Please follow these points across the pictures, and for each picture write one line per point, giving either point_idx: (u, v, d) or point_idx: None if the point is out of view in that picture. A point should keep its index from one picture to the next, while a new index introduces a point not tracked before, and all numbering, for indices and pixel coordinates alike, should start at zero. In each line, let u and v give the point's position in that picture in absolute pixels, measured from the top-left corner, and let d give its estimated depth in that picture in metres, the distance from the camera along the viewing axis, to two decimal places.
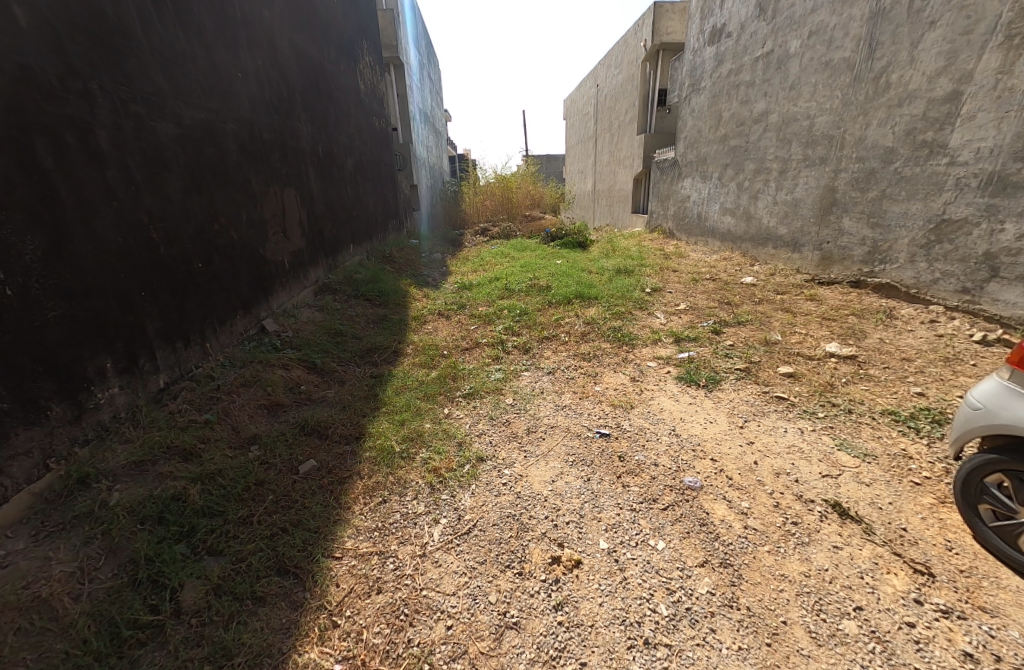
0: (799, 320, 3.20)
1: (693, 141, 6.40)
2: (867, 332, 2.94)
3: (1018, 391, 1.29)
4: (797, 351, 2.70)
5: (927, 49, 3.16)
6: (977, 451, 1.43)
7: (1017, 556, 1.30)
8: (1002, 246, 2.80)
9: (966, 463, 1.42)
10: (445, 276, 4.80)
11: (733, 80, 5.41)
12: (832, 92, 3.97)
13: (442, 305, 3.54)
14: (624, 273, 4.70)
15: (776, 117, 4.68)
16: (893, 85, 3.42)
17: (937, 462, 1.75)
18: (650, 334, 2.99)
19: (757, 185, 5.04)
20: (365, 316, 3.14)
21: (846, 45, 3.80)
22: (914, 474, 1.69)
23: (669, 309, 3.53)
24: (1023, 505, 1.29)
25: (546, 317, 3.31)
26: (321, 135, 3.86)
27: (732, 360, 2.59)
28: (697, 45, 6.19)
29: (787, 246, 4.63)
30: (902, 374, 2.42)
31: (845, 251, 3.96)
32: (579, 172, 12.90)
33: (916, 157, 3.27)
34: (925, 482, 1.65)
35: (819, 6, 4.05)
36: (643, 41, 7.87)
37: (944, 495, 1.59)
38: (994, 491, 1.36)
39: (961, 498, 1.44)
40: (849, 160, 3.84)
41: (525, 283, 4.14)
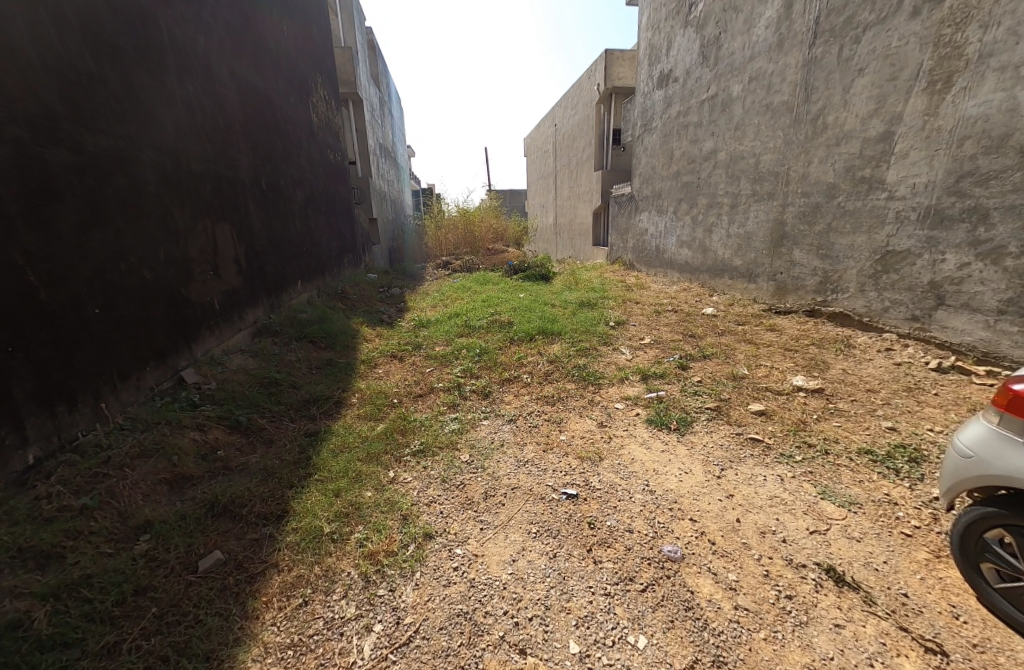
0: (762, 351, 3.16)
1: (648, 177, 6.60)
2: (829, 363, 2.91)
3: (1010, 438, 1.19)
4: (764, 385, 2.61)
5: (857, 93, 3.35)
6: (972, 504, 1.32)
7: None
8: (945, 275, 2.88)
9: (964, 515, 1.30)
10: (402, 312, 4.55)
11: (682, 120, 5.66)
12: (774, 133, 4.15)
13: (394, 346, 3.28)
14: (587, 306, 4.62)
15: (725, 155, 4.86)
16: (830, 126, 3.59)
17: (923, 508, 1.64)
18: (616, 372, 2.85)
19: (711, 218, 5.17)
20: (306, 361, 2.84)
21: (785, 89, 4.01)
22: (903, 524, 1.56)
23: (634, 343, 3.43)
24: None
25: (507, 356, 3.12)
26: (266, 168, 3.62)
27: (702, 399, 2.47)
28: (647, 89, 6.50)
29: (743, 277, 4.71)
30: (869, 407, 2.36)
31: (798, 282, 4.04)
32: (540, 207, 13.18)
33: (857, 192, 3.41)
34: (916, 534, 1.52)
35: (757, 54, 4.30)
36: (596, 84, 8.25)
37: (938, 549, 1.46)
38: (996, 548, 1.24)
39: (960, 555, 1.32)
40: (795, 194, 3.97)
41: (486, 320, 3.96)
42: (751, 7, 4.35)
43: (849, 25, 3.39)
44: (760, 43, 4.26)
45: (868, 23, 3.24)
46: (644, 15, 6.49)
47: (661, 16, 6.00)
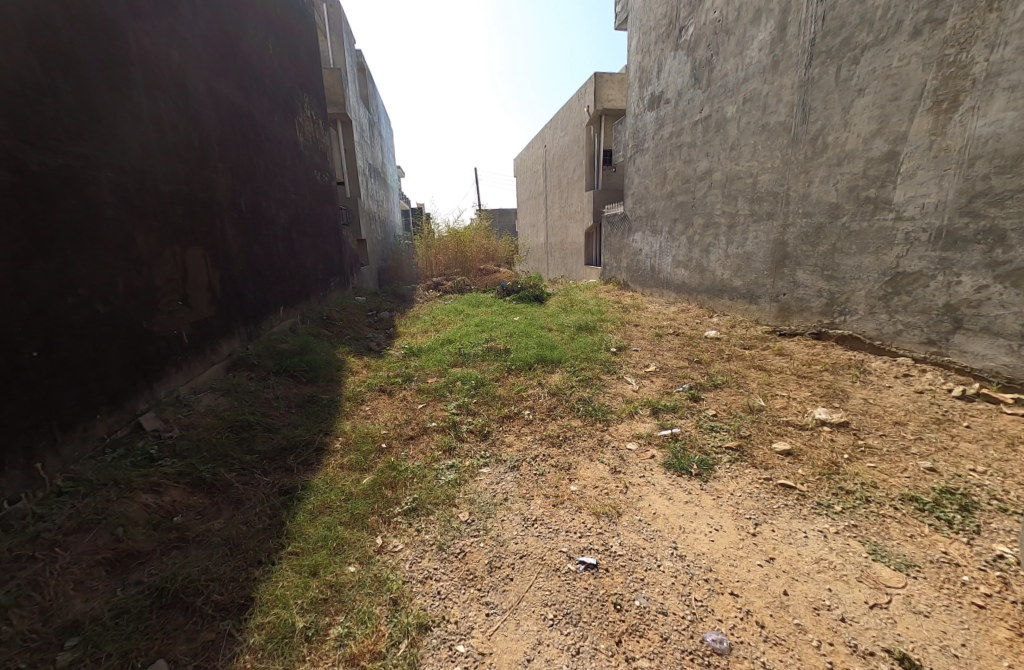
0: (775, 379, 2.99)
1: (641, 197, 6.55)
2: (847, 392, 2.74)
3: None
4: (785, 419, 2.42)
5: (858, 113, 3.29)
6: None
7: None
8: (961, 298, 2.75)
9: None
10: (391, 339, 4.30)
11: (675, 141, 5.62)
12: (772, 153, 4.08)
13: (381, 378, 3.03)
14: (586, 330, 4.43)
15: (720, 174, 4.80)
16: (830, 146, 3.52)
17: (990, 571, 1.43)
18: (624, 405, 2.64)
19: (708, 238, 5.08)
20: (284, 400, 2.57)
21: (781, 110, 3.96)
22: (973, 593, 1.35)
23: (639, 371, 3.23)
24: None
25: (505, 388, 2.89)
26: (247, 189, 3.41)
27: (721, 436, 2.27)
28: (638, 110, 6.50)
29: (744, 298, 4.58)
30: (901, 443, 2.17)
31: (802, 303, 3.90)
32: (531, 227, 13.15)
33: (862, 212, 3.31)
34: (990, 606, 1.31)
35: (751, 75, 4.27)
36: (586, 107, 8.30)
37: (1021, 626, 1.25)
38: None
39: None
40: (796, 215, 3.88)
41: (480, 346, 3.73)
42: (743, 30, 4.35)
43: (846, 46, 3.35)
44: (754, 65, 4.24)
45: (867, 44, 3.20)
46: (633, 39, 6.54)
47: (651, 40, 6.04)
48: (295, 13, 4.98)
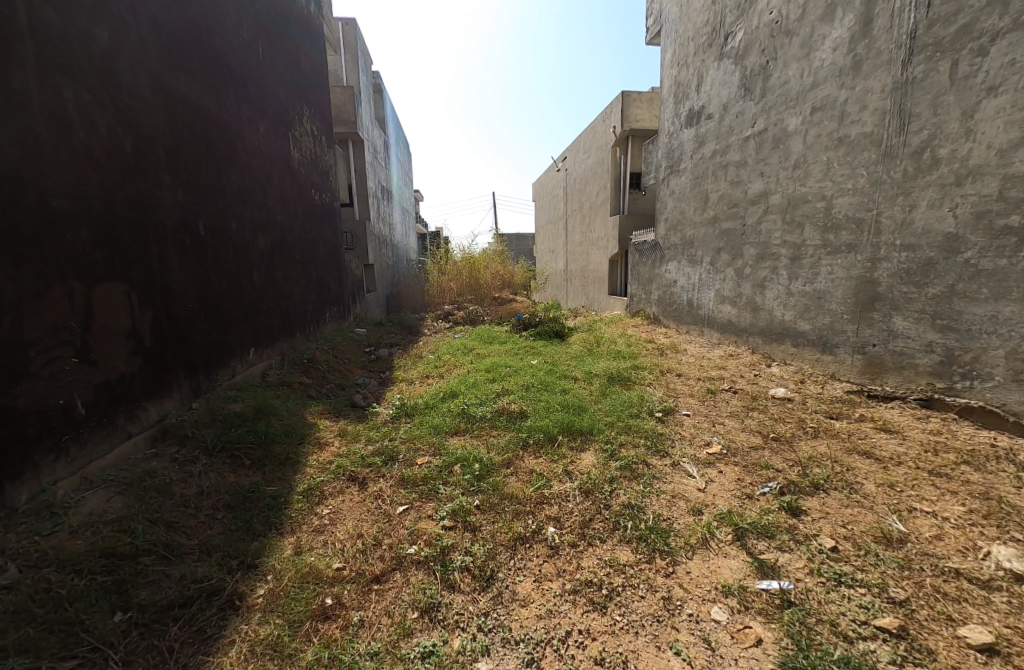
0: (899, 476, 2.13)
1: (676, 222, 5.82)
2: (1021, 508, 1.86)
3: None
4: (951, 565, 1.56)
5: (988, 119, 2.46)
6: None
7: None
8: None
9: None
10: (382, 388, 3.55)
11: (719, 160, 4.90)
12: (852, 171, 3.29)
13: (352, 459, 2.26)
14: (619, 382, 3.64)
15: (780, 197, 4.03)
16: (944, 160, 2.68)
17: None
18: (692, 522, 1.81)
19: (762, 272, 4.29)
20: (208, 499, 1.84)
21: (867, 119, 3.17)
22: None
23: (699, 454, 2.39)
24: None
25: (520, 480, 2.09)
26: (207, 207, 2.79)
27: (862, 599, 1.42)
28: (673, 128, 5.84)
29: (814, 346, 3.73)
30: None
31: (901, 359, 3.02)
32: (550, 252, 12.51)
33: (1000, 247, 2.44)
34: None
35: (823, 80, 3.53)
36: (612, 127, 7.70)
37: None
38: None
39: None
40: (891, 247, 3.04)
41: (489, 407, 2.95)
42: (811, 28, 3.64)
43: (965, 34, 2.55)
44: (826, 68, 3.50)
45: (1000, 29, 2.40)
46: (669, 51, 5.94)
47: (690, 51, 5.41)
48: (297, 21, 4.52)
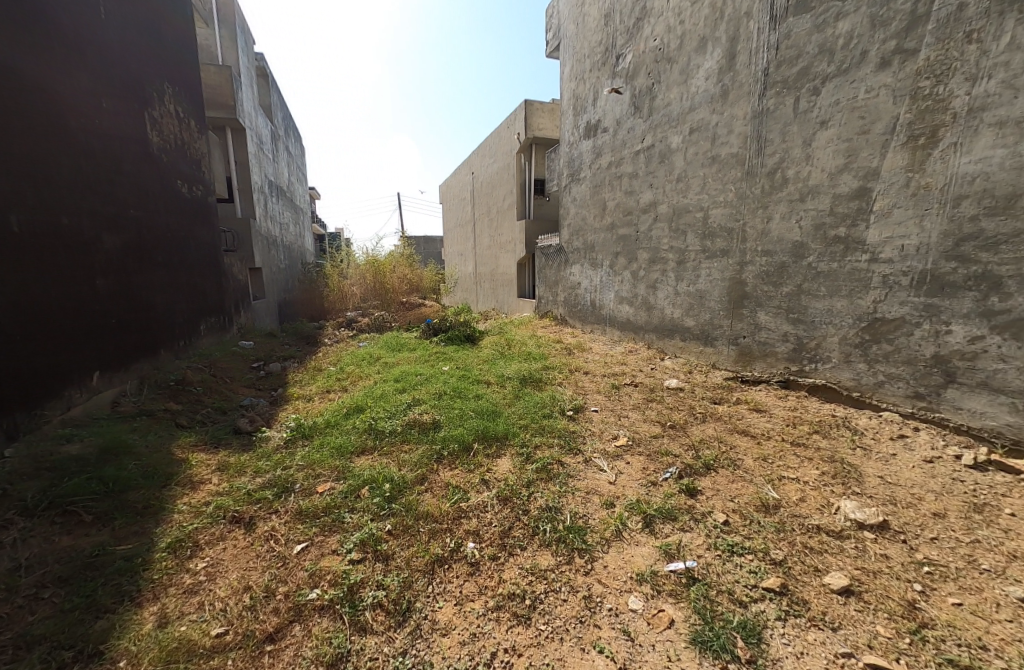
0: (771, 450, 2.45)
1: (578, 227, 6.13)
2: (858, 467, 2.24)
3: None
4: (814, 522, 1.82)
5: (821, 147, 2.95)
6: None
7: None
8: (952, 349, 2.38)
9: None
10: (274, 408, 3.15)
11: (614, 171, 5.27)
12: (724, 186, 3.74)
13: (235, 497, 1.95)
14: (531, 383, 3.69)
15: (666, 207, 4.44)
16: (791, 180, 3.16)
17: None
18: (606, 516, 1.87)
19: (654, 274, 4.69)
20: (29, 576, 1.44)
21: (733, 141, 3.63)
22: None
23: (609, 448, 2.51)
24: None
25: (436, 496, 1.98)
26: (24, 198, 2.22)
27: (752, 565, 1.59)
28: (573, 138, 6.14)
29: (698, 339, 4.18)
30: (965, 553, 1.64)
31: (765, 348, 3.50)
32: (458, 255, 12.41)
33: (831, 253, 2.94)
34: None
35: (698, 104, 3.97)
36: (516, 133, 7.87)
37: None
38: None
39: None
40: (754, 253, 3.51)
41: (400, 420, 2.77)
42: (687, 57, 4.06)
43: (804, 75, 3.04)
44: (700, 94, 3.94)
45: (828, 74, 2.89)
46: (567, 65, 6.25)
47: (587, 67, 5.73)
48: None
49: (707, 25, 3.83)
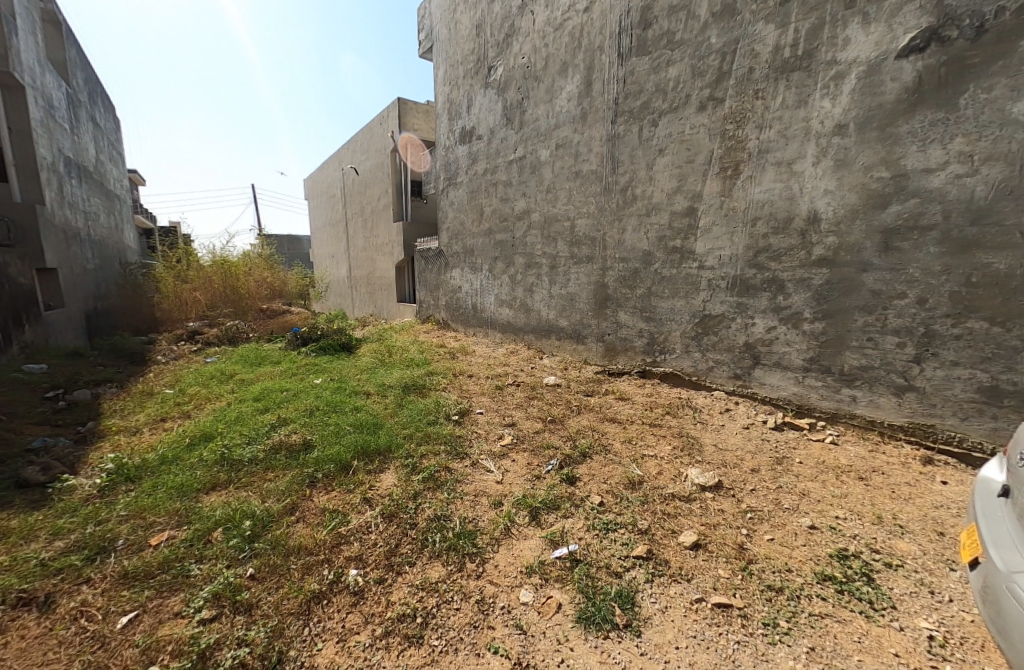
0: (634, 433, 2.78)
1: (456, 232, 6.16)
2: (698, 439, 2.68)
3: None
4: (669, 491, 2.11)
5: (660, 171, 3.44)
6: None
7: None
8: (757, 337, 2.98)
9: None
10: (83, 447, 2.49)
11: (489, 178, 5.41)
12: (586, 199, 4.12)
13: (22, 572, 1.49)
14: (415, 390, 3.58)
15: (538, 215, 4.72)
16: (639, 197, 3.63)
17: (937, 662, 1.27)
18: (494, 516, 1.90)
19: (530, 278, 4.95)
20: None
21: (592, 159, 4.02)
22: None
23: (495, 448, 2.56)
24: None
25: (310, 526, 1.79)
26: None
27: (623, 538, 1.77)
28: (448, 142, 6.15)
29: (570, 338, 4.53)
30: (772, 497, 2.07)
31: (626, 343, 3.96)
32: (329, 257, 11.45)
33: (670, 261, 3.45)
34: None
35: (562, 123, 4.30)
36: (389, 131, 7.59)
37: None
38: None
39: None
40: (613, 259, 3.94)
41: (262, 444, 2.44)
42: (551, 79, 4.37)
43: (645, 109, 3.51)
44: (563, 114, 4.28)
45: (662, 110, 3.39)
46: (439, 69, 6.23)
47: (459, 73, 5.78)
48: None
49: (567, 52, 4.17)
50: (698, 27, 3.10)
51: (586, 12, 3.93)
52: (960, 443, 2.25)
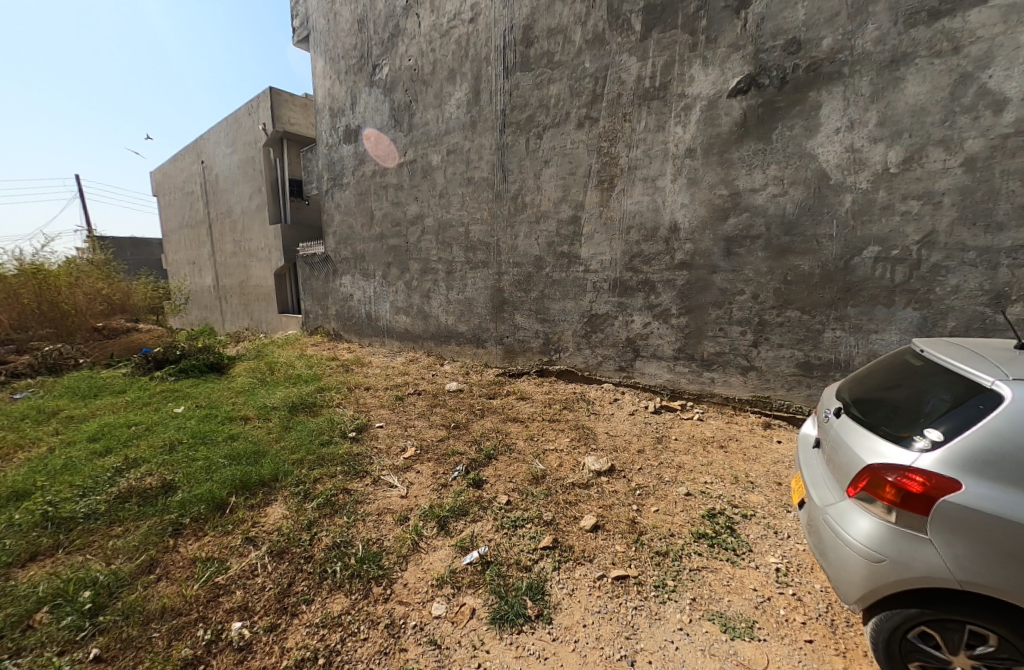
0: (535, 430, 2.90)
1: (345, 236, 5.80)
2: (593, 429, 2.90)
3: (913, 535, 1.07)
4: (570, 481, 2.25)
5: (546, 181, 3.66)
6: (870, 605, 1.19)
7: None
8: (636, 333, 3.34)
9: (876, 620, 1.17)
10: None
11: (378, 180, 5.21)
12: (479, 205, 4.20)
13: None
14: (304, 409, 3.27)
15: (432, 220, 4.68)
16: (528, 205, 3.81)
17: (781, 588, 1.55)
18: (400, 533, 1.83)
19: (426, 284, 4.87)
20: None
21: (483, 166, 4.12)
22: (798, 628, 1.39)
23: (397, 462, 2.46)
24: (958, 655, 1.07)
25: (177, 583, 1.53)
26: None
27: (530, 532, 1.84)
28: (331, 140, 5.77)
29: (470, 342, 4.56)
30: (656, 473, 2.33)
31: (523, 345, 4.11)
32: (188, 264, 9.89)
33: (560, 265, 3.68)
34: (814, 635, 1.37)
35: (452, 129, 4.32)
36: (260, 124, 6.85)
37: (848, 644, 1.34)
38: (924, 648, 1.11)
39: (888, 660, 1.16)
40: (508, 264, 4.07)
41: (104, 494, 2.01)
42: (439, 84, 4.37)
43: (530, 122, 3.71)
44: (453, 120, 4.31)
45: (545, 124, 3.61)
46: (318, 62, 5.82)
47: (340, 68, 5.47)
48: None
49: (454, 59, 4.21)
50: (574, 51, 3.38)
51: (471, 23, 4.01)
52: (788, 408, 2.79)
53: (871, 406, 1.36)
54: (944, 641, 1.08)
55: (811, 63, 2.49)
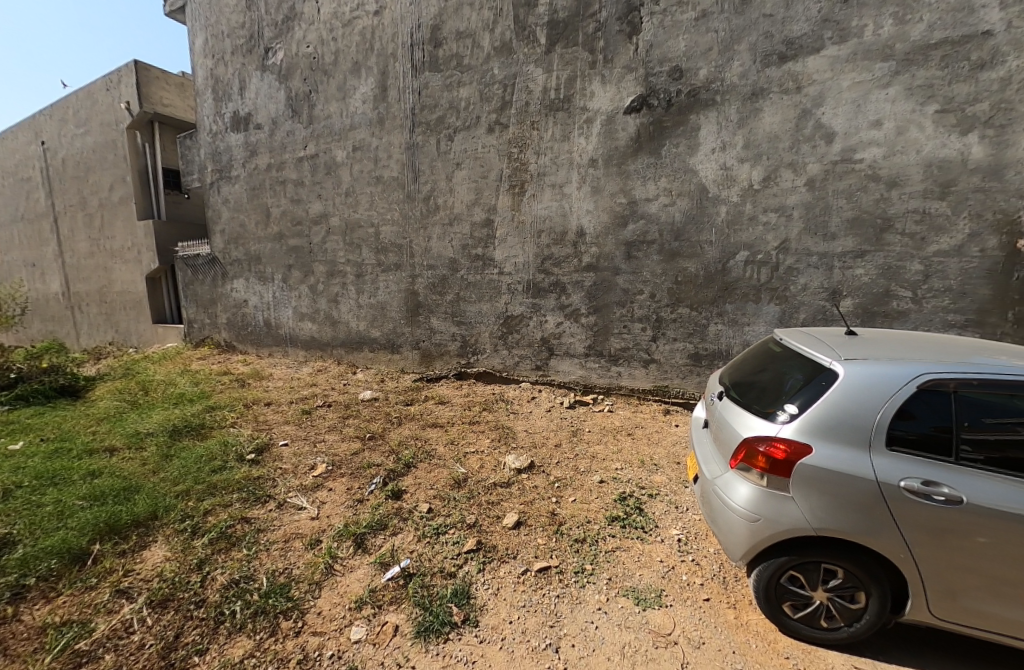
0: (455, 433, 2.87)
1: (235, 236, 5.22)
2: (512, 428, 2.95)
3: (780, 496, 1.26)
4: (491, 481, 2.27)
5: (459, 183, 3.66)
6: (752, 561, 1.37)
7: (828, 635, 1.31)
8: (550, 332, 3.47)
9: (757, 574, 1.35)
10: None
11: (274, 175, 4.77)
12: (389, 205, 4.06)
13: None
14: (190, 432, 2.88)
15: (337, 220, 4.41)
16: (441, 206, 3.77)
17: (683, 556, 1.72)
18: (311, 558, 1.69)
19: (333, 288, 4.57)
20: None
21: (392, 165, 3.99)
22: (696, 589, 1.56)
23: (306, 481, 2.27)
24: (816, 589, 1.29)
25: (20, 659, 1.26)
26: None
27: (452, 537, 1.81)
28: (215, 127, 5.16)
29: (384, 348, 4.37)
30: (572, 465, 2.45)
31: (441, 348, 4.05)
32: (25, 266, 8.14)
33: (475, 268, 3.70)
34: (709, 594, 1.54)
35: (357, 125, 4.12)
36: (123, 103, 5.90)
37: (737, 597, 1.52)
38: (793, 588, 1.32)
39: (768, 605, 1.35)
40: (422, 267, 3.99)
41: None
42: (342, 77, 4.14)
43: (441, 123, 3.68)
44: (359, 116, 4.11)
45: (456, 126, 3.61)
46: (197, 38, 5.17)
47: (225, 49, 4.92)
48: None
49: (358, 52, 4.02)
50: (483, 56, 3.43)
51: (375, 16, 3.87)
52: (683, 396, 3.10)
53: (745, 388, 1.57)
54: (806, 580, 1.30)
55: (690, 89, 2.82)
